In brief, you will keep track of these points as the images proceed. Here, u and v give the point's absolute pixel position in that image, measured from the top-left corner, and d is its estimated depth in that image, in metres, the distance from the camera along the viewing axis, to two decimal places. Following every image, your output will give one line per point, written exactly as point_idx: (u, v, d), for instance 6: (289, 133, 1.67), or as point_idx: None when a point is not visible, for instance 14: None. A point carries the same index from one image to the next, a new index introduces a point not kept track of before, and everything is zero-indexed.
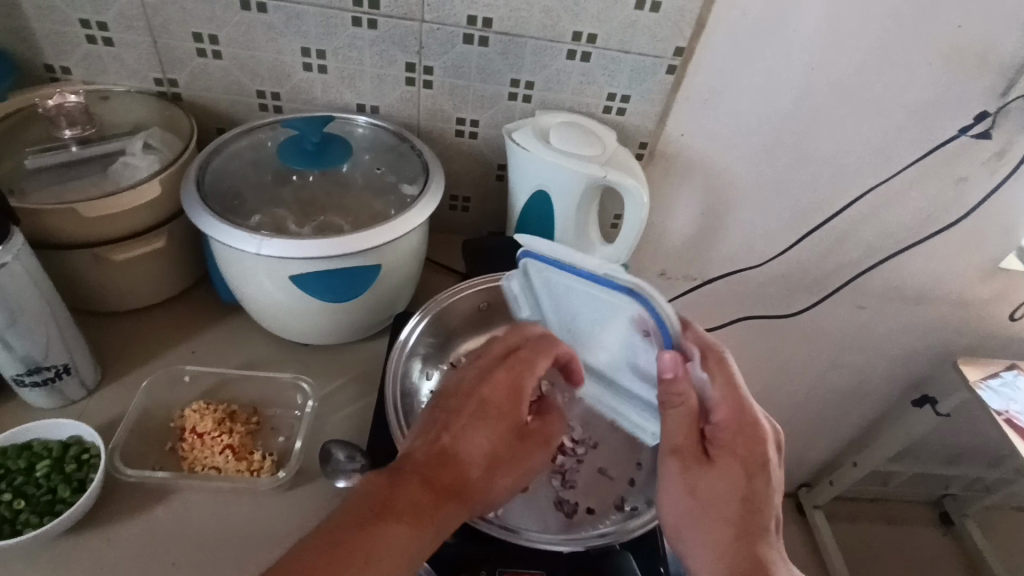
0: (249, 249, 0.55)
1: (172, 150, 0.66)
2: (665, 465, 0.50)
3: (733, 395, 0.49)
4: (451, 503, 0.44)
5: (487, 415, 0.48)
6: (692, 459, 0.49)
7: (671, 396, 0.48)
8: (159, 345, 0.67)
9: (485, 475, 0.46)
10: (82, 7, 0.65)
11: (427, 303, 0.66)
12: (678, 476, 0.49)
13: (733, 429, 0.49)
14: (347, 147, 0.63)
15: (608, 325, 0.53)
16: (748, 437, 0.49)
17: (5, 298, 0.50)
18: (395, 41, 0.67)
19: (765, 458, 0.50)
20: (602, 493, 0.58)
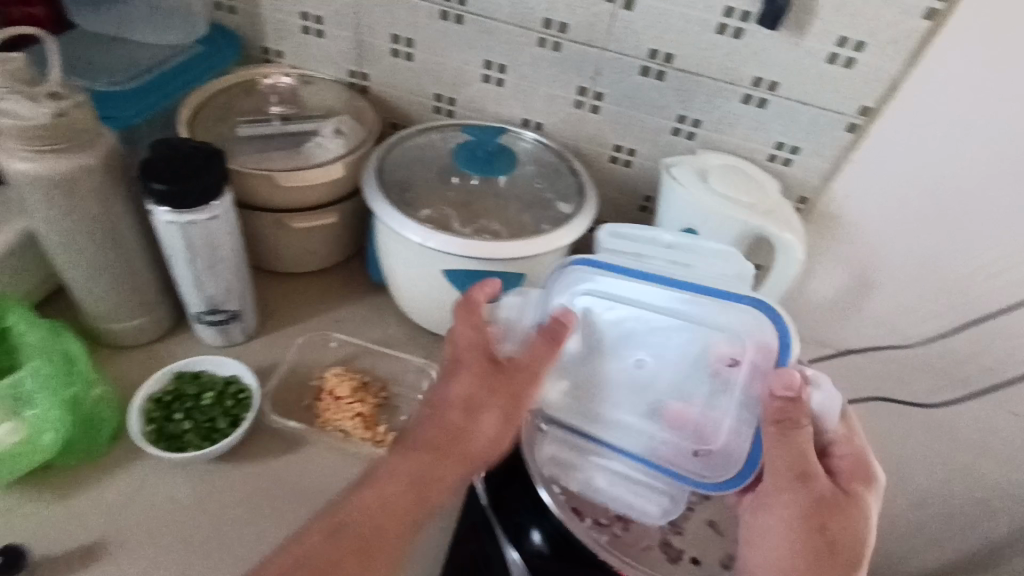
0: (415, 239, 0.59)
1: (358, 137, 0.70)
2: (760, 435, 0.50)
3: (810, 449, 0.49)
4: (421, 472, 0.48)
5: (482, 378, 0.51)
6: (786, 435, 0.49)
7: (775, 413, 0.48)
8: (311, 309, 0.74)
9: (437, 447, 0.49)
10: (306, 2, 0.73)
11: None
12: (773, 444, 0.49)
13: (801, 467, 0.49)
14: (512, 160, 0.66)
15: (657, 343, 0.53)
16: (814, 477, 0.50)
17: (209, 244, 0.58)
18: (573, 64, 0.70)
19: (830, 497, 0.51)
20: (706, 545, 0.56)
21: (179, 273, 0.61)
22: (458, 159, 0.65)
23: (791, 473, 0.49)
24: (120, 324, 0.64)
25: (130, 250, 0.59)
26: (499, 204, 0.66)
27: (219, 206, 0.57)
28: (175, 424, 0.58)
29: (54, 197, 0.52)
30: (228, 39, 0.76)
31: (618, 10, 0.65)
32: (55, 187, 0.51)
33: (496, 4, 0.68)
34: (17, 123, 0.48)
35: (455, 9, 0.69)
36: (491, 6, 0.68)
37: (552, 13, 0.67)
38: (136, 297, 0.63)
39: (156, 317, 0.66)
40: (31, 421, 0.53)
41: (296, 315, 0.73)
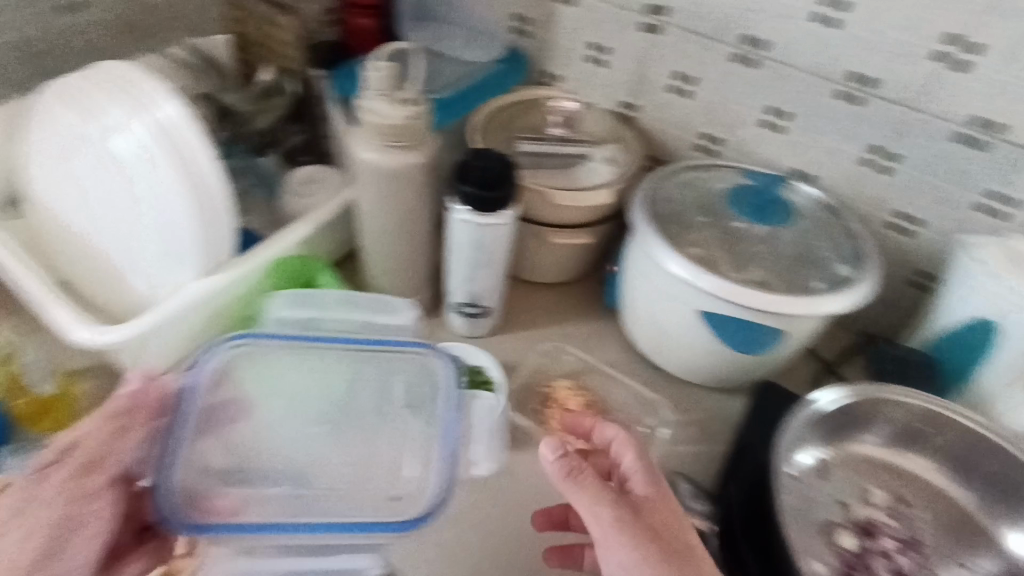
0: (685, 276, 0.59)
1: (626, 168, 0.73)
2: (570, 489, 0.46)
3: (606, 512, 0.45)
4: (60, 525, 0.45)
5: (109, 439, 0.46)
6: (589, 475, 0.46)
7: (572, 471, 0.46)
8: (545, 320, 0.77)
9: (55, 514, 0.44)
10: (597, 32, 0.77)
11: (858, 385, 0.62)
12: (583, 496, 0.45)
13: (652, 500, 0.47)
14: (789, 216, 0.65)
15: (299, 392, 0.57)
16: (658, 509, 0.47)
17: (489, 245, 0.64)
18: (873, 121, 0.66)
19: (673, 521, 0.47)
20: None
21: (455, 266, 0.67)
22: (734, 201, 0.66)
23: (644, 508, 0.47)
24: (390, 300, 0.73)
25: (417, 235, 0.67)
26: (768, 254, 0.63)
27: (512, 216, 0.62)
28: None
29: (385, 185, 0.61)
30: (515, 59, 0.82)
31: (944, 70, 0.61)
32: (390, 175, 0.59)
33: (800, 52, 0.66)
34: (381, 122, 0.56)
35: (752, 52, 0.69)
36: (794, 53, 0.67)
37: (863, 66, 0.64)
38: (409, 278, 0.71)
39: (419, 300, 0.74)
40: None
41: (533, 322, 0.76)
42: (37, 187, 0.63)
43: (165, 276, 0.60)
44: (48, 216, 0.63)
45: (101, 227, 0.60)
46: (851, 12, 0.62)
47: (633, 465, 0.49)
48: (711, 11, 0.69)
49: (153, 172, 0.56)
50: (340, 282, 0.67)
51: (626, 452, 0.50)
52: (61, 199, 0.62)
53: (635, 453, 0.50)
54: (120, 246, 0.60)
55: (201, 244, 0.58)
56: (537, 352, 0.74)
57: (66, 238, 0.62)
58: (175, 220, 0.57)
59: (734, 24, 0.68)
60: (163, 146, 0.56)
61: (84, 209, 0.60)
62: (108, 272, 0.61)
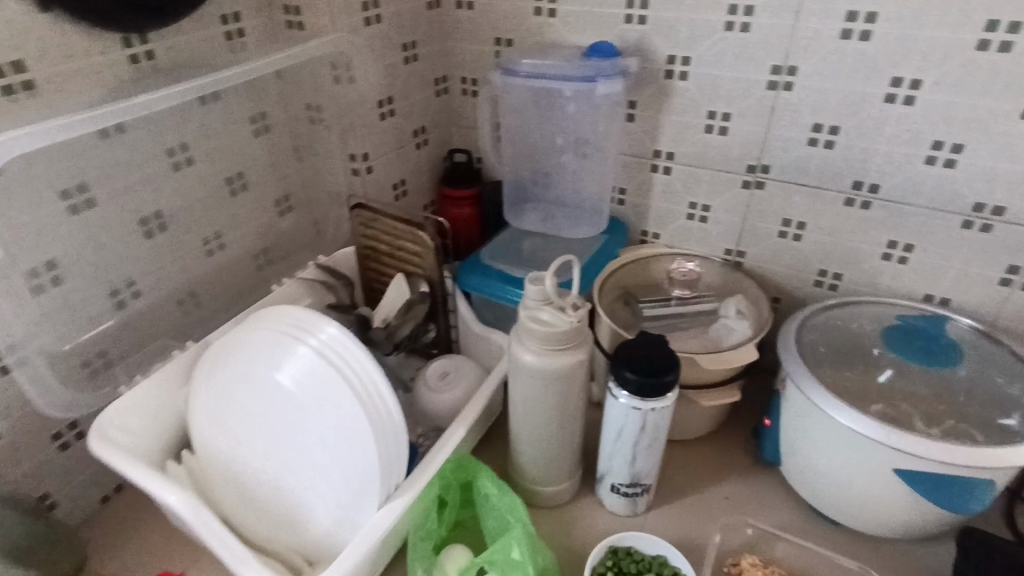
0: (875, 437, 0.57)
1: (761, 319, 0.75)
2: None
3: None
4: None
5: None
6: None
7: None
8: (706, 483, 0.74)
9: None
10: (698, 194, 0.81)
11: None
12: None
13: None
14: (957, 358, 0.65)
15: None
16: None
17: (657, 427, 0.62)
18: (1007, 246, 0.67)
19: None
20: None
21: (619, 451, 0.65)
22: (894, 347, 0.67)
23: None
24: (547, 489, 0.70)
25: (570, 422, 0.66)
26: (953, 404, 0.62)
27: (675, 395, 0.61)
28: None
29: (550, 386, 0.62)
30: (620, 227, 0.87)
31: None
32: (556, 375, 0.61)
33: (915, 190, 0.69)
34: (548, 330, 0.59)
35: (863, 195, 0.72)
36: (910, 192, 0.69)
37: (987, 197, 0.66)
38: (564, 463, 0.69)
39: (573, 483, 0.71)
40: None
41: (690, 487, 0.74)
42: (210, 434, 0.64)
43: (350, 502, 0.59)
44: (224, 461, 0.64)
45: (283, 464, 0.61)
46: (962, 152, 0.65)
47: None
48: (814, 165, 0.73)
49: (332, 399, 0.58)
50: (498, 483, 0.65)
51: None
52: (235, 442, 0.63)
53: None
54: (305, 478, 0.60)
55: (384, 466, 0.58)
56: (718, 527, 0.69)
57: (244, 481, 0.63)
58: (358, 442, 0.58)
59: (839, 173, 0.72)
60: (338, 370, 0.58)
61: (263, 449, 0.61)
62: (293, 507, 0.61)
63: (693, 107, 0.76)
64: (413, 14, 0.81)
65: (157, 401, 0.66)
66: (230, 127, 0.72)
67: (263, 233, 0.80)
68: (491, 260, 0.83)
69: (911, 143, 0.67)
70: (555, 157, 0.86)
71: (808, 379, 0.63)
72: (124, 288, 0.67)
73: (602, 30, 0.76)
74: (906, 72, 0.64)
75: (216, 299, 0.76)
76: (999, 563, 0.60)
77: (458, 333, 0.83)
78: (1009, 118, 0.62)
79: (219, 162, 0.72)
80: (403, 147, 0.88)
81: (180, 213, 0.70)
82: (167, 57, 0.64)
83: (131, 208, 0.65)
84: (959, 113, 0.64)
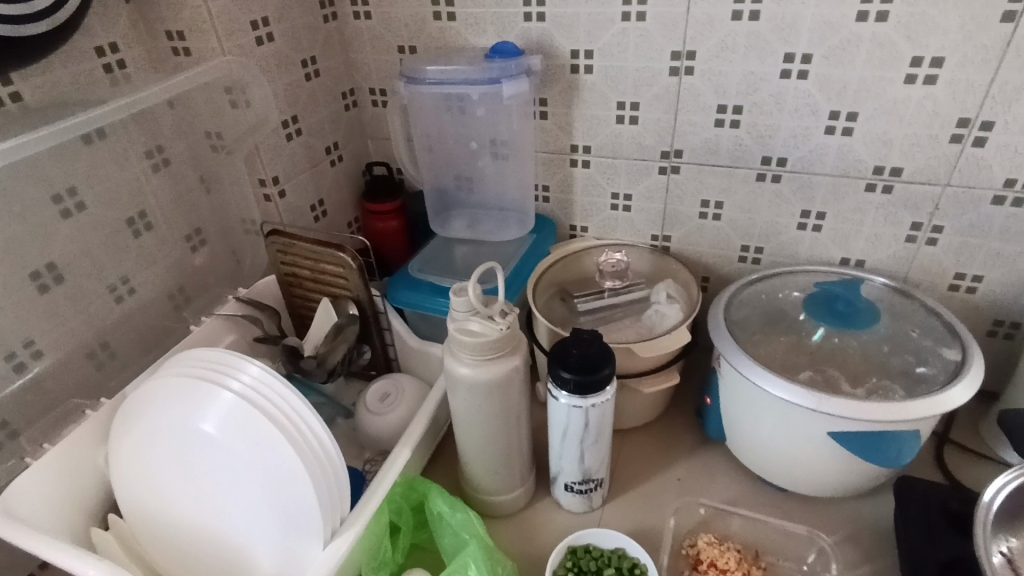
0: (806, 405, 0.59)
1: (692, 300, 0.76)
2: None
3: None
4: None
5: None
6: None
7: None
8: (658, 468, 0.75)
9: None
10: (618, 184, 0.81)
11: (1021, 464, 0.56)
12: None
13: None
14: (875, 317, 0.67)
15: None
16: None
17: (600, 422, 0.62)
18: (908, 204, 0.70)
19: None
20: None
21: (566, 450, 0.65)
22: (816, 312, 0.67)
23: None
24: (502, 497, 0.69)
25: (515, 428, 0.65)
26: (877, 363, 0.64)
27: (613, 388, 0.61)
28: None
29: (489, 396, 0.61)
30: (546, 224, 0.87)
31: (967, 148, 0.65)
32: (493, 384, 0.60)
33: (820, 160, 0.71)
34: (479, 340, 0.58)
35: (773, 170, 0.74)
36: (815, 163, 0.72)
37: (885, 160, 0.69)
38: (515, 470, 0.68)
39: (527, 488, 0.71)
40: None
41: (643, 474, 0.74)
42: (133, 495, 0.60)
43: (291, 544, 0.57)
44: (152, 520, 0.60)
45: (214, 515, 0.58)
46: (857, 120, 0.68)
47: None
48: (723, 145, 0.74)
49: (256, 440, 0.55)
50: (451, 499, 0.63)
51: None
52: (160, 500, 0.59)
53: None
54: (239, 526, 0.57)
55: (321, 501, 0.56)
56: (672, 510, 0.70)
57: (177, 538, 0.59)
58: (291, 481, 0.55)
59: (748, 151, 0.74)
60: (259, 409, 0.55)
61: (191, 502, 0.58)
62: (231, 558, 0.58)
63: (602, 99, 0.76)
64: (308, 28, 0.79)
65: (71, 466, 0.61)
66: (122, 163, 0.67)
67: (174, 271, 0.75)
68: (421, 272, 0.82)
69: (810, 115, 0.69)
70: (473, 162, 0.85)
71: (738, 354, 0.64)
72: (21, 349, 0.61)
73: (504, 30, 0.76)
74: (797, 48, 0.66)
75: (130, 348, 0.71)
76: (931, 507, 0.63)
77: (395, 351, 0.80)
78: (894, 84, 0.65)
79: (114, 201, 0.67)
80: (316, 165, 0.85)
81: (78, 262, 0.65)
82: (36, 98, 0.60)
83: (18, 262, 0.59)
84: (849, 83, 0.66)
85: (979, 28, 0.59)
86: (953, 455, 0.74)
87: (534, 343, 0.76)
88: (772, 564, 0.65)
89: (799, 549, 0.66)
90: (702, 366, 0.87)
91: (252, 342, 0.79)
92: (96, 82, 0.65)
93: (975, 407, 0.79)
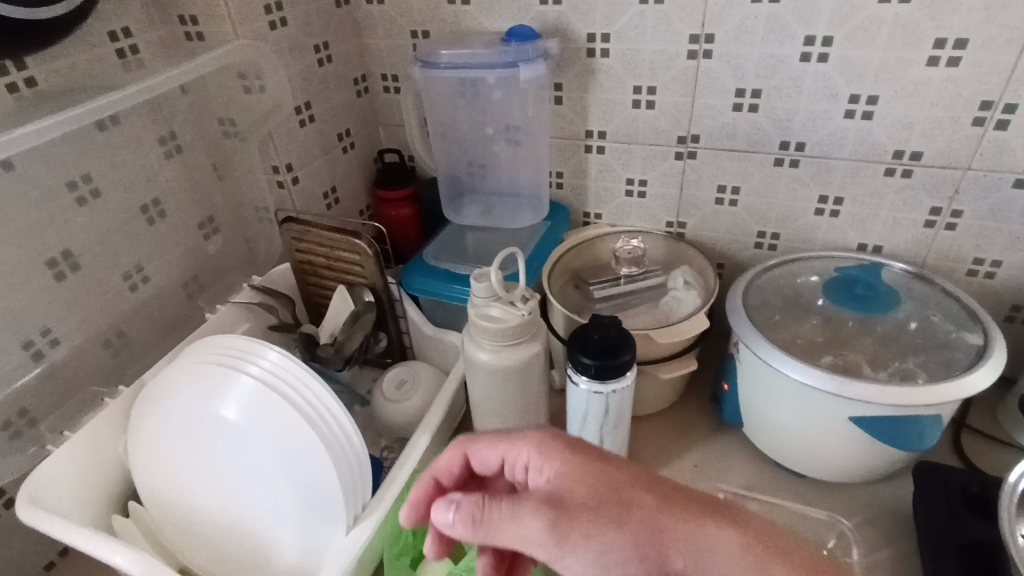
0: (828, 389, 0.58)
1: (709, 286, 0.75)
2: None
3: None
4: None
5: None
6: None
7: None
8: (675, 454, 0.75)
9: None
10: (633, 169, 0.81)
11: None
12: None
13: None
14: (895, 302, 0.67)
15: None
16: None
17: (620, 408, 0.62)
18: (927, 188, 0.70)
19: None
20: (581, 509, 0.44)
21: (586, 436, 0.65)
22: (837, 298, 0.68)
23: None
24: None
25: (535, 415, 0.65)
26: (897, 347, 0.64)
27: (633, 374, 0.60)
28: None
29: (509, 382, 0.60)
30: (560, 211, 0.86)
31: (990, 131, 0.65)
32: (513, 369, 0.59)
33: (839, 144, 0.71)
34: (500, 326, 0.57)
35: (791, 154, 0.73)
36: (834, 147, 0.71)
37: (905, 144, 0.68)
38: None
39: None
40: None
41: (660, 460, 0.74)
42: (153, 481, 0.60)
43: (314, 531, 0.57)
44: (173, 507, 0.60)
45: (236, 501, 0.58)
46: (878, 103, 0.67)
47: (530, 461, 0.50)
48: (741, 129, 0.73)
49: (279, 427, 0.55)
50: None
51: (482, 444, 0.53)
52: (181, 487, 0.59)
53: (534, 449, 0.50)
54: (262, 513, 0.57)
55: (343, 486, 0.56)
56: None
57: (199, 524, 0.59)
58: (314, 468, 0.55)
59: (766, 135, 0.73)
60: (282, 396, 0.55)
61: (213, 489, 0.58)
62: (253, 545, 0.58)
63: (618, 84, 0.75)
64: (321, 13, 0.78)
65: (90, 454, 0.61)
66: (136, 150, 0.66)
67: (188, 259, 0.75)
68: (436, 260, 0.81)
69: (830, 98, 0.68)
70: (487, 148, 0.85)
71: (758, 340, 0.63)
72: (39, 337, 0.61)
73: (519, 14, 0.75)
74: (817, 30, 0.65)
75: (147, 336, 0.71)
76: (952, 491, 0.63)
77: (411, 339, 0.80)
78: (916, 66, 0.64)
79: (128, 188, 0.66)
80: (329, 152, 0.84)
81: (94, 249, 0.64)
82: (50, 83, 0.59)
83: (35, 249, 0.59)
84: (870, 66, 0.65)
85: (1003, 9, 0.59)
86: (971, 440, 0.74)
87: (551, 330, 0.75)
88: None
89: (817, 533, 0.66)
90: (717, 353, 0.87)
91: (267, 330, 0.79)
92: (109, 68, 0.64)
93: (992, 393, 0.79)
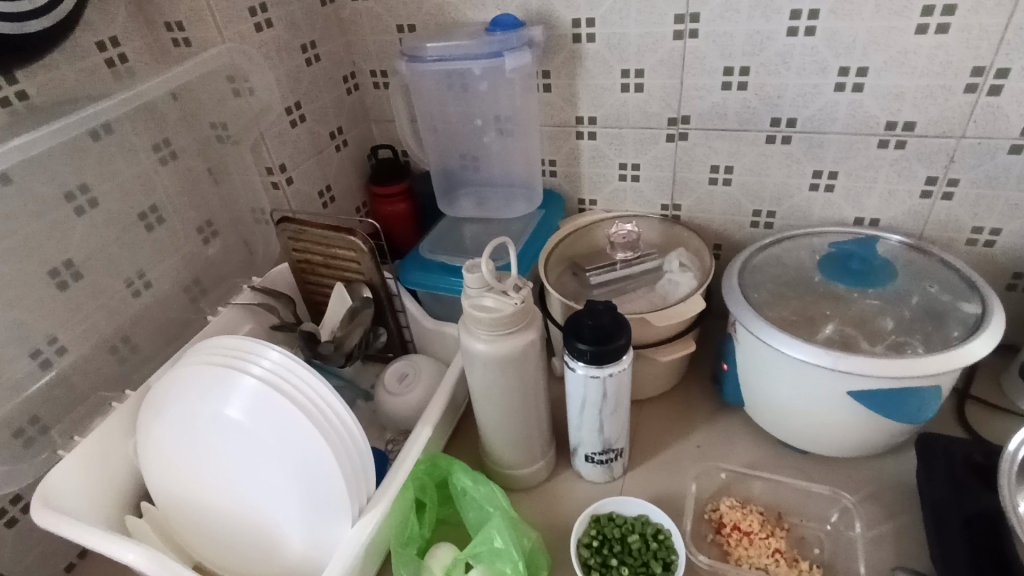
0: (824, 364, 0.58)
1: (705, 268, 0.76)
2: None
3: None
4: None
5: None
6: None
7: None
8: (678, 436, 0.75)
9: None
10: (625, 154, 0.81)
11: None
12: None
13: None
14: (891, 274, 0.67)
15: None
16: None
17: (617, 392, 0.62)
18: (922, 158, 0.69)
19: None
20: None
21: (585, 421, 0.65)
22: (831, 273, 0.68)
23: None
24: (524, 470, 0.70)
25: (534, 401, 0.65)
26: (896, 317, 0.64)
27: (628, 357, 0.61)
28: (614, 571, 0.60)
29: (506, 370, 0.61)
30: (554, 199, 0.87)
31: (983, 97, 0.64)
32: (510, 358, 0.60)
33: (830, 118, 0.70)
34: (494, 314, 0.58)
35: (783, 131, 0.73)
36: (825, 121, 0.71)
37: (897, 115, 0.68)
38: (535, 443, 0.69)
39: (548, 461, 0.72)
40: (497, 566, 0.58)
41: (662, 442, 0.75)
42: (162, 482, 0.62)
43: (319, 525, 0.58)
44: (183, 507, 0.62)
45: (242, 499, 0.59)
46: (867, 75, 0.66)
47: None
48: (731, 108, 0.73)
49: (280, 425, 0.56)
50: (473, 474, 0.64)
51: None
52: (189, 487, 0.61)
53: None
54: (268, 509, 0.58)
55: (345, 479, 0.57)
56: (693, 475, 0.71)
57: (208, 522, 0.61)
58: (316, 464, 0.56)
59: (757, 112, 0.72)
60: (284, 395, 0.56)
61: (219, 489, 0.59)
62: (261, 540, 0.60)
63: (606, 68, 0.75)
64: (306, 13, 0.78)
65: (100, 459, 0.63)
66: (130, 158, 0.67)
67: (189, 263, 0.76)
68: (432, 253, 0.82)
69: (819, 72, 0.68)
70: (478, 139, 0.85)
71: (756, 319, 0.63)
72: (46, 346, 0.62)
73: (503, 3, 0.75)
74: (803, 5, 0.64)
75: (153, 340, 0.73)
76: (956, 462, 0.63)
77: (411, 332, 0.82)
78: (905, 35, 0.63)
79: (125, 196, 0.67)
80: (322, 152, 0.85)
81: (95, 257, 0.65)
82: (43, 96, 0.60)
83: (36, 260, 0.60)
84: (857, 37, 0.65)
85: None
86: (975, 410, 0.74)
87: (549, 318, 0.76)
88: (795, 525, 0.66)
89: (820, 508, 0.67)
90: (718, 333, 0.87)
91: (270, 329, 0.80)
92: (100, 77, 0.65)
93: (995, 361, 0.78)
